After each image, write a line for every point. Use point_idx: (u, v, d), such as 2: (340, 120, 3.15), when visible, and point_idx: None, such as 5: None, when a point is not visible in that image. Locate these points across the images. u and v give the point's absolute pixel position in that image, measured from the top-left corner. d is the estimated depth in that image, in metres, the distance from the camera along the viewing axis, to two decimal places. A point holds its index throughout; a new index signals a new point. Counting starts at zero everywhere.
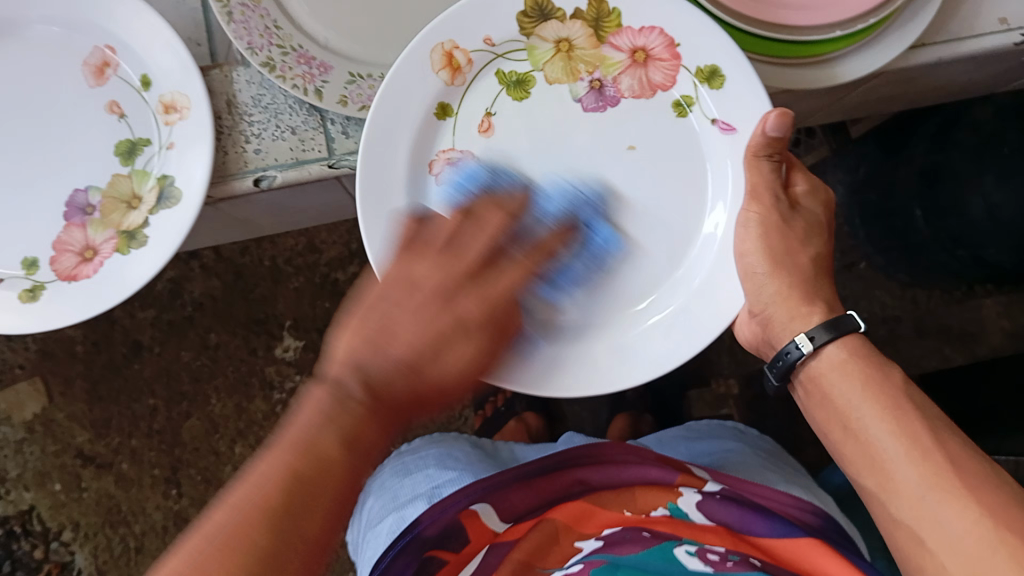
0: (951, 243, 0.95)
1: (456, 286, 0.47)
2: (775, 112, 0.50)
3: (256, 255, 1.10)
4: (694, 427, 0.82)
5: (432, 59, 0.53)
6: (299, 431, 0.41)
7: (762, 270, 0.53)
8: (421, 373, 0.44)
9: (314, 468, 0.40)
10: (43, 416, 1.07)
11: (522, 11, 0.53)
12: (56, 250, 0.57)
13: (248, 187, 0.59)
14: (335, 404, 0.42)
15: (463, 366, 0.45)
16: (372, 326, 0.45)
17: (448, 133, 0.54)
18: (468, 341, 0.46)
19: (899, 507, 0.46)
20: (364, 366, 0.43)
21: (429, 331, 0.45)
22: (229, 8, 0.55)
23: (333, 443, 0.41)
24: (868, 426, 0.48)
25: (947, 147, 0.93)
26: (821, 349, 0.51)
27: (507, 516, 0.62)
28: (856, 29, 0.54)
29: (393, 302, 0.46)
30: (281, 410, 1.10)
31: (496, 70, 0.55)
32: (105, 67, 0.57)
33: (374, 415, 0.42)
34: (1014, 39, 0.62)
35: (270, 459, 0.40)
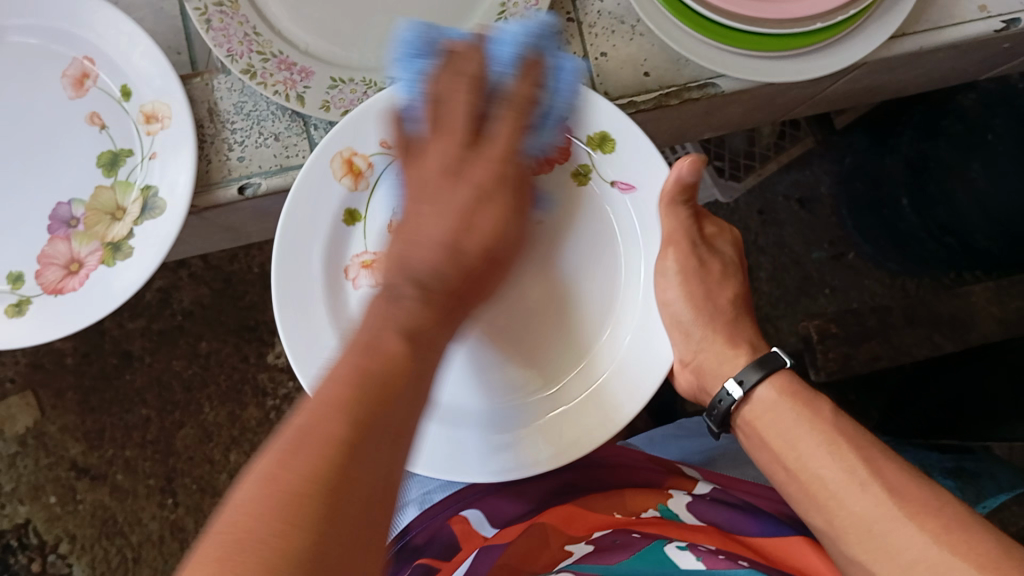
0: (940, 231, 0.95)
1: (460, 162, 0.49)
2: (687, 160, 0.54)
3: (245, 263, 1.10)
4: (685, 424, 0.81)
5: (333, 168, 0.55)
6: (365, 334, 0.41)
7: (687, 317, 0.59)
8: (464, 251, 0.47)
9: (382, 364, 0.38)
10: (36, 430, 1.07)
11: None
12: (41, 264, 0.56)
13: (232, 196, 0.58)
14: (387, 303, 0.43)
15: (493, 231, 0.49)
16: (402, 235, 0.47)
17: (360, 237, 0.56)
18: (492, 205, 0.49)
19: (848, 542, 0.49)
20: (412, 263, 0.45)
21: (451, 209, 0.48)
22: (208, 16, 0.54)
23: (390, 339, 0.40)
24: (808, 461, 0.51)
25: (933, 139, 0.94)
26: (752, 392, 0.55)
27: (498, 520, 0.61)
28: (836, 20, 0.55)
29: (428, 206, 0.48)
30: (274, 416, 1.10)
31: (397, 170, 0.56)
32: (85, 78, 0.57)
33: (426, 305, 0.44)
34: (994, 26, 0.62)
35: (337, 367, 0.38)
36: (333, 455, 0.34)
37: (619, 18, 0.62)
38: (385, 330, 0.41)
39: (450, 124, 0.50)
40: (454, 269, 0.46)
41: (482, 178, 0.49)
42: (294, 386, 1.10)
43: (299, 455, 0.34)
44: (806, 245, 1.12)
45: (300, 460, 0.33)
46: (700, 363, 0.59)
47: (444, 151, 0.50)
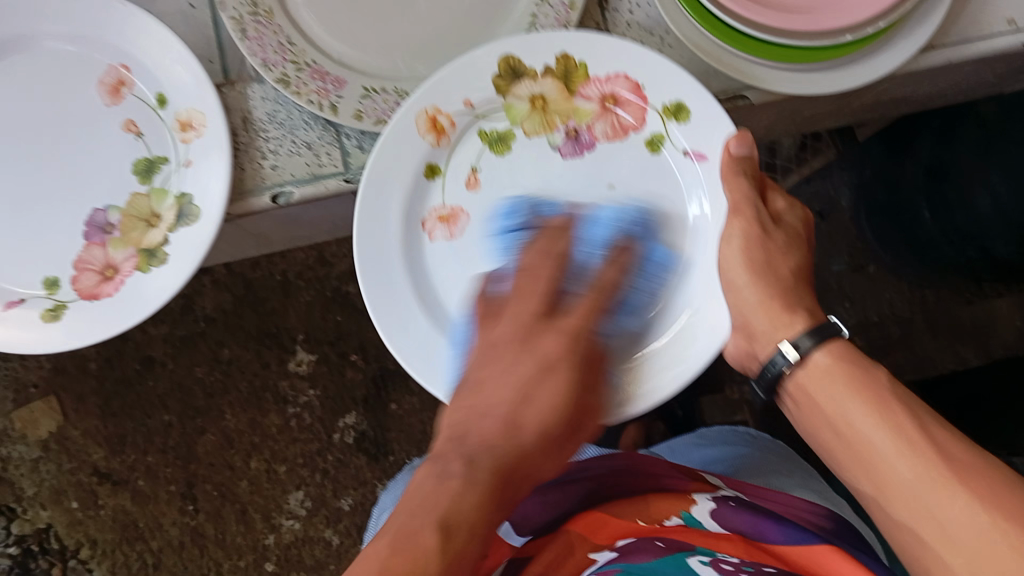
0: (961, 241, 0.95)
1: (525, 338, 0.56)
2: (736, 136, 0.55)
3: (267, 270, 1.11)
4: (707, 433, 0.81)
5: (417, 124, 0.55)
6: (399, 520, 0.45)
7: (742, 282, 0.56)
8: (520, 433, 0.52)
9: (411, 559, 0.42)
10: (58, 434, 1.08)
11: (496, 72, 0.56)
12: (77, 269, 0.57)
13: (265, 204, 0.59)
14: (436, 485, 0.47)
15: (552, 404, 0.53)
16: (467, 409, 0.52)
17: (438, 190, 0.57)
18: (555, 377, 0.54)
19: (894, 505, 0.47)
20: (468, 436, 0.51)
21: (516, 386, 0.54)
22: (243, 26, 0.55)
23: (431, 534, 0.44)
24: (856, 424, 0.49)
25: (950, 144, 0.92)
26: (808, 356, 0.53)
27: (525, 529, 0.64)
28: (866, 33, 0.55)
29: (482, 372, 0.54)
30: (294, 423, 1.10)
31: (477, 129, 0.57)
32: (122, 86, 0.58)
33: (469, 484, 0.47)
34: (1022, 39, 0.62)
35: (369, 555, 0.43)
36: None
37: (649, 30, 0.62)
38: (424, 516, 0.45)
39: (536, 295, 0.57)
40: (526, 441, 0.51)
41: (548, 352, 0.55)
42: (315, 394, 1.11)
43: None
44: (826, 256, 1.12)
45: None
46: (748, 325, 0.56)
47: (518, 318, 0.56)
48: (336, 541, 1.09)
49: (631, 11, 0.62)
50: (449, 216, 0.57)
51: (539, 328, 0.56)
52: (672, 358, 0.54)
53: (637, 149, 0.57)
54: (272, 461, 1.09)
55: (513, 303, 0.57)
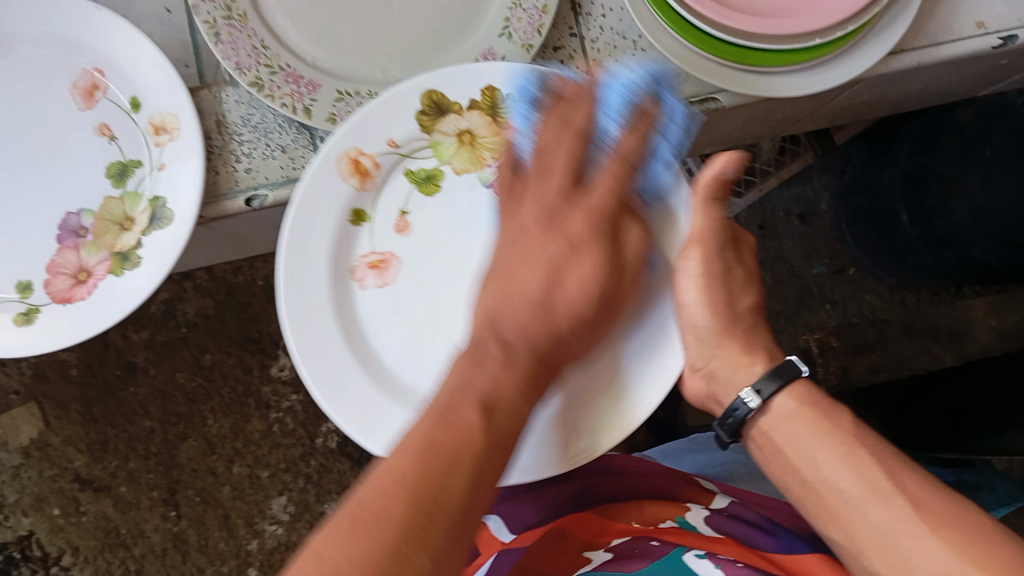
0: (939, 246, 0.96)
1: (553, 206, 0.54)
2: (728, 155, 0.52)
3: (249, 275, 1.11)
4: (697, 438, 0.80)
5: (340, 168, 0.54)
6: (442, 399, 0.45)
7: (705, 326, 0.57)
8: (551, 311, 0.50)
9: (454, 438, 0.42)
10: (39, 441, 1.07)
11: (420, 111, 0.55)
12: (51, 273, 0.57)
13: (239, 208, 0.59)
14: (472, 362, 0.47)
15: (581, 289, 0.51)
16: (498, 279, 0.52)
17: (366, 236, 0.56)
18: (582, 258, 0.52)
19: (869, 556, 0.49)
20: (502, 325, 0.50)
21: (546, 264, 0.52)
22: (217, 30, 0.55)
23: (471, 411, 0.44)
24: (824, 472, 0.51)
25: (931, 151, 0.93)
26: (771, 400, 0.54)
27: (516, 526, 0.61)
28: (834, 36, 0.55)
29: (509, 254, 0.53)
30: (277, 428, 1.10)
31: (404, 170, 0.56)
32: (95, 90, 0.58)
33: (508, 367, 0.47)
34: (992, 43, 0.63)
35: (411, 435, 0.42)
36: (396, 539, 0.38)
37: (621, 33, 0.63)
38: (464, 396, 0.45)
39: (557, 171, 0.54)
40: (559, 324, 0.50)
41: (573, 229, 0.53)
42: (297, 399, 1.11)
43: (362, 536, 0.38)
44: (806, 258, 1.13)
45: (367, 538, 0.38)
46: (711, 369, 0.58)
47: (542, 199, 0.54)
48: None
49: (604, 15, 0.63)
50: (380, 262, 0.56)
51: (562, 207, 0.54)
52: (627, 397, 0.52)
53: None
54: (256, 466, 1.09)
55: (534, 182, 0.54)
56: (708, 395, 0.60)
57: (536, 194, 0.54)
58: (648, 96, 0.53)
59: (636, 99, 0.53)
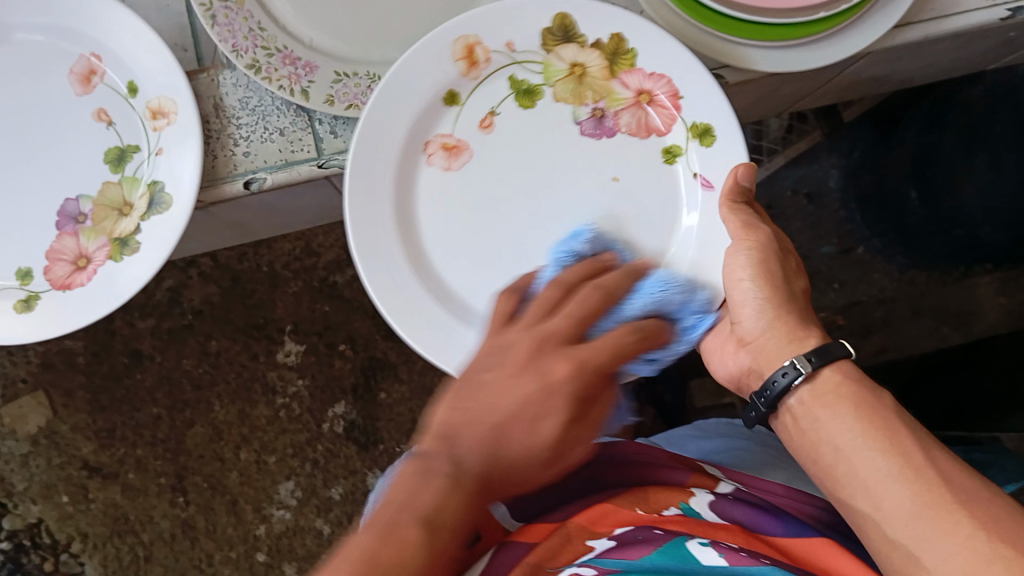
0: (947, 226, 0.95)
1: (546, 341, 0.47)
2: (744, 167, 0.55)
3: (254, 261, 1.11)
4: (703, 426, 0.81)
5: (454, 49, 0.56)
6: (386, 513, 0.39)
7: (767, 302, 0.53)
8: (507, 448, 0.43)
9: (395, 560, 0.36)
10: (47, 429, 1.07)
11: (547, 28, 0.57)
12: (50, 259, 0.57)
13: (238, 190, 0.59)
14: (423, 476, 0.40)
15: (551, 436, 0.45)
16: (463, 396, 0.45)
17: (450, 120, 0.57)
18: (556, 410, 0.45)
19: (892, 526, 0.45)
20: (458, 441, 0.43)
21: (519, 396, 0.44)
22: (213, 11, 0.54)
23: (414, 528, 0.38)
24: (860, 445, 0.48)
25: (937, 130, 0.94)
26: (815, 373, 0.51)
27: (518, 515, 0.62)
28: (839, 8, 0.55)
29: (488, 376, 0.46)
30: (284, 414, 1.10)
31: (509, 76, 0.58)
32: (92, 75, 0.58)
33: (460, 491, 0.40)
34: (999, 14, 0.62)
35: (351, 548, 0.37)
36: None
37: (623, 10, 0.62)
38: (403, 513, 0.38)
39: (566, 312, 0.49)
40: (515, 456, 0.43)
41: (556, 373, 0.46)
42: (304, 384, 1.11)
43: None
44: (813, 240, 1.12)
45: None
46: (760, 345, 0.54)
47: (538, 332, 0.48)
48: (328, 531, 1.09)
49: None
50: (454, 147, 0.57)
51: (554, 348, 0.47)
52: None
53: (652, 153, 0.58)
54: (262, 452, 1.09)
55: (537, 315, 0.49)
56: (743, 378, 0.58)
57: (532, 326, 0.48)
58: (675, 303, 0.54)
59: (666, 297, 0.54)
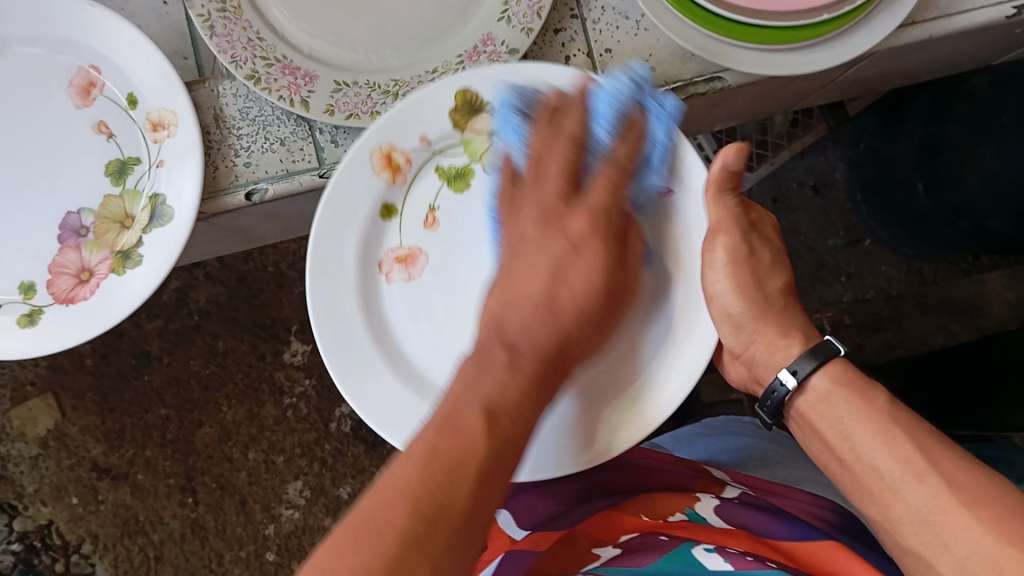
0: (953, 216, 0.94)
1: (552, 210, 0.52)
2: (733, 147, 0.53)
3: (259, 261, 1.11)
4: (711, 424, 0.81)
5: (372, 163, 0.54)
6: (450, 400, 0.43)
7: (738, 312, 0.56)
8: (558, 311, 0.49)
9: (456, 443, 0.40)
10: (56, 431, 1.08)
11: (452, 108, 0.54)
12: (53, 273, 0.57)
13: (239, 202, 0.59)
14: (477, 365, 0.45)
15: (585, 289, 0.49)
16: (501, 292, 0.50)
17: (395, 231, 0.56)
18: (583, 254, 0.50)
19: (906, 534, 0.48)
20: (507, 326, 0.48)
21: (548, 268, 0.50)
22: (211, 23, 0.55)
23: (471, 414, 0.42)
24: (861, 450, 0.50)
25: (942, 121, 0.93)
26: (806, 381, 0.54)
27: (526, 522, 0.61)
28: (844, 10, 0.54)
29: (518, 262, 0.51)
30: (291, 413, 1.10)
31: (435, 166, 0.56)
32: (91, 87, 0.58)
33: (514, 367, 0.45)
34: (1005, 12, 0.61)
35: (412, 444, 0.41)
36: (398, 554, 0.36)
37: (624, 13, 0.62)
38: (466, 403, 0.43)
39: (552, 173, 0.52)
40: (565, 322, 0.48)
41: (576, 231, 0.51)
42: (311, 383, 1.11)
43: (360, 547, 0.36)
44: (820, 232, 1.11)
45: (368, 549, 0.36)
46: (752, 355, 0.57)
47: (541, 203, 0.52)
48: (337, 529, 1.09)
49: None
50: (408, 257, 0.55)
51: (565, 211, 0.52)
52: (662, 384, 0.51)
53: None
54: (271, 452, 1.10)
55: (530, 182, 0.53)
56: (751, 379, 0.60)
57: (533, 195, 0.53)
58: (631, 97, 0.51)
59: (620, 104, 0.51)
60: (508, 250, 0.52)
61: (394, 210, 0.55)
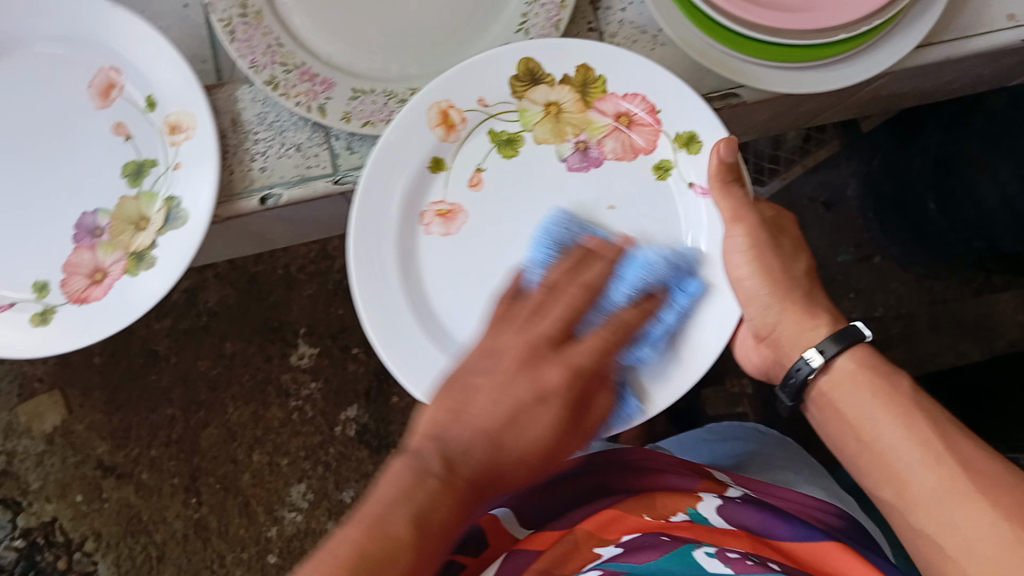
0: (970, 236, 0.95)
1: (532, 351, 0.48)
2: (725, 141, 0.52)
3: (270, 264, 1.12)
4: (714, 429, 0.80)
5: (428, 116, 0.55)
6: (374, 508, 0.40)
7: (763, 294, 0.54)
8: (507, 446, 0.44)
9: (383, 551, 0.38)
10: (63, 428, 1.08)
11: (514, 76, 0.56)
12: (67, 273, 0.57)
13: (254, 206, 0.59)
14: (411, 478, 0.41)
15: (542, 437, 0.45)
16: (454, 400, 0.46)
17: (440, 186, 0.57)
18: (545, 409, 0.46)
19: (918, 517, 0.46)
20: (449, 441, 0.44)
21: (505, 406, 0.45)
22: (232, 27, 0.55)
23: (403, 525, 0.39)
24: (881, 432, 0.48)
25: (958, 134, 0.92)
26: (831, 362, 0.52)
27: (528, 522, 0.62)
28: (862, 29, 0.53)
29: (479, 379, 0.47)
30: (297, 416, 1.10)
31: (488, 129, 0.57)
32: (110, 88, 0.58)
33: (452, 489, 0.42)
34: (1022, 35, 0.61)
35: (339, 542, 0.39)
36: None
37: (641, 28, 0.62)
38: (399, 507, 0.40)
39: (554, 316, 0.49)
40: (511, 454, 0.44)
41: (546, 381, 0.46)
42: (317, 387, 1.11)
43: None
44: (830, 248, 1.11)
45: None
46: (777, 336, 0.55)
47: (525, 331, 0.49)
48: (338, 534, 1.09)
49: (624, 9, 0.62)
50: (448, 212, 0.57)
51: (549, 354, 0.48)
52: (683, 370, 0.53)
53: (642, 172, 0.57)
54: (276, 454, 1.10)
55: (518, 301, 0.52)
56: (774, 363, 0.58)
57: (520, 329, 0.49)
58: (663, 274, 0.54)
59: (652, 272, 0.54)
60: (479, 362, 0.48)
61: (442, 165, 0.56)
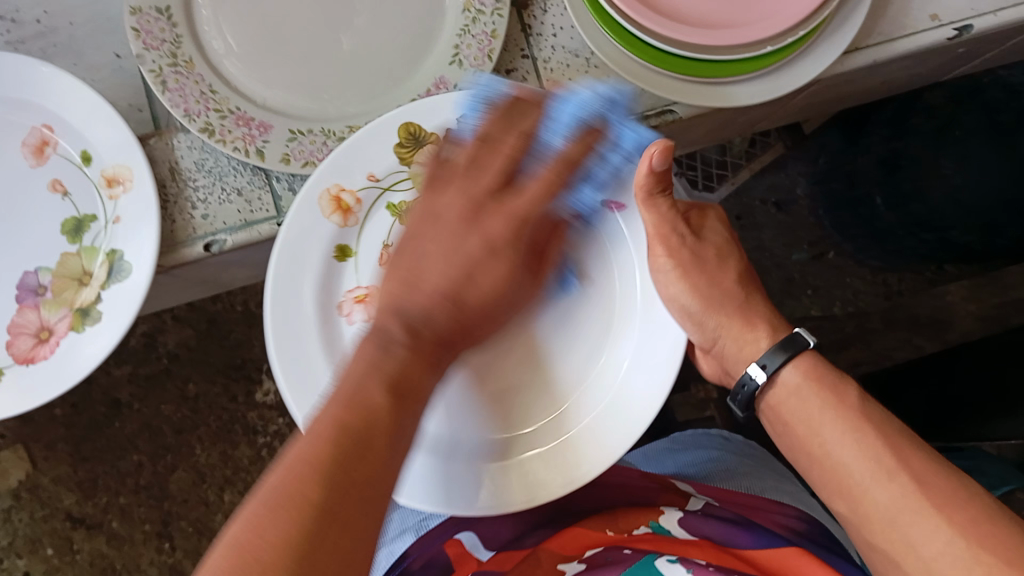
0: (917, 228, 0.97)
1: (478, 212, 0.50)
2: (658, 146, 0.51)
3: (228, 302, 1.11)
4: (679, 438, 0.80)
5: (321, 206, 0.54)
6: (357, 372, 0.43)
7: (697, 309, 0.57)
8: (464, 304, 0.47)
9: (366, 419, 0.40)
10: (29, 483, 1.07)
11: (397, 143, 0.55)
12: (13, 333, 0.56)
13: (199, 254, 0.59)
14: (380, 351, 0.44)
15: (493, 286, 0.49)
16: (405, 272, 0.48)
17: (351, 275, 0.55)
18: (500, 263, 0.49)
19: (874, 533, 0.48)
20: (405, 310, 0.46)
21: (460, 262, 0.48)
22: (163, 78, 0.55)
23: (378, 392, 0.42)
24: (831, 448, 0.51)
25: (902, 132, 0.94)
26: (777, 373, 0.54)
27: (493, 544, 0.60)
28: (786, 42, 0.54)
29: (428, 245, 0.49)
30: (266, 453, 1.10)
31: (386, 204, 0.56)
32: (46, 146, 0.58)
33: (418, 353, 0.45)
34: (947, 34, 0.63)
35: (318, 420, 0.40)
36: (304, 516, 0.36)
37: (574, 52, 0.63)
38: (371, 381, 0.42)
39: (493, 167, 0.51)
40: (466, 311, 0.47)
41: (493, 231, 0.50)
42: (284, 422, 1.10)
43: (270, 517, 0.36)
44: (785, 248, 1.13)
45: (273, 522, 0.36)
46: (721, 349, 0.59)
47: (467, 190, 0.51)
48: None
49: (555, 35, 0.63)
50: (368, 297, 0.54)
51: (490, 205, 0.50)
52: (627, 412, 0.51)
53: None
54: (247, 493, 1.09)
55: (462, 168, 0.52)
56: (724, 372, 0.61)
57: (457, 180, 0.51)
58: (600, 112, 0.52)
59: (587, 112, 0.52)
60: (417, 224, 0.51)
61: (349, 252, 0.55)
